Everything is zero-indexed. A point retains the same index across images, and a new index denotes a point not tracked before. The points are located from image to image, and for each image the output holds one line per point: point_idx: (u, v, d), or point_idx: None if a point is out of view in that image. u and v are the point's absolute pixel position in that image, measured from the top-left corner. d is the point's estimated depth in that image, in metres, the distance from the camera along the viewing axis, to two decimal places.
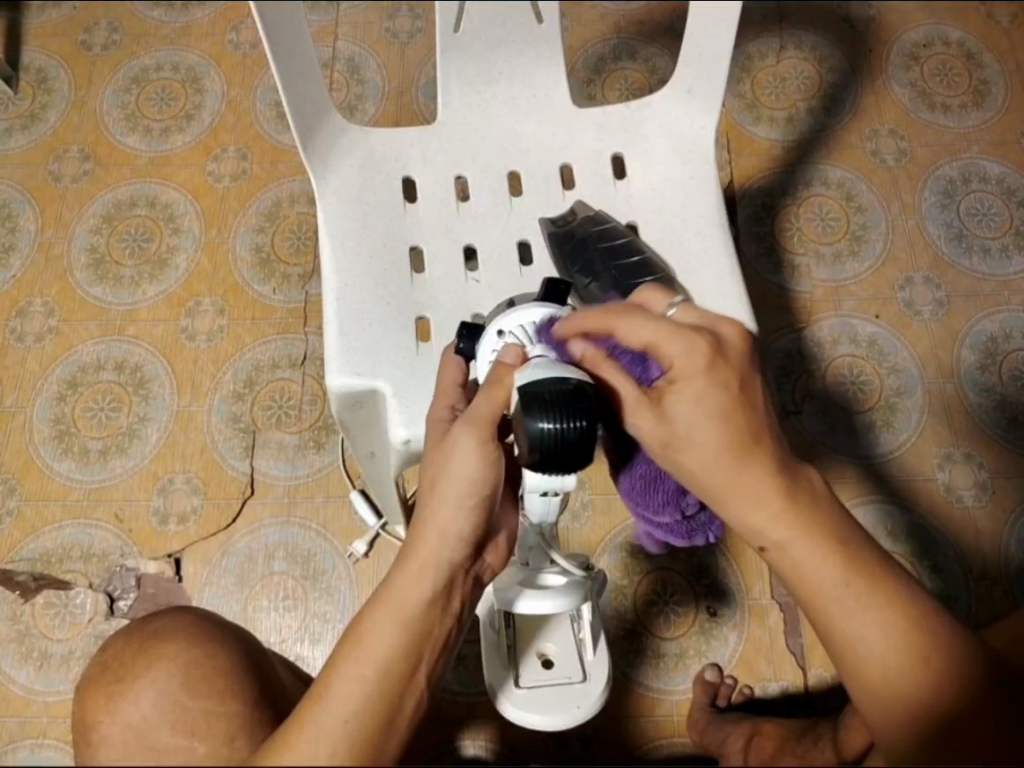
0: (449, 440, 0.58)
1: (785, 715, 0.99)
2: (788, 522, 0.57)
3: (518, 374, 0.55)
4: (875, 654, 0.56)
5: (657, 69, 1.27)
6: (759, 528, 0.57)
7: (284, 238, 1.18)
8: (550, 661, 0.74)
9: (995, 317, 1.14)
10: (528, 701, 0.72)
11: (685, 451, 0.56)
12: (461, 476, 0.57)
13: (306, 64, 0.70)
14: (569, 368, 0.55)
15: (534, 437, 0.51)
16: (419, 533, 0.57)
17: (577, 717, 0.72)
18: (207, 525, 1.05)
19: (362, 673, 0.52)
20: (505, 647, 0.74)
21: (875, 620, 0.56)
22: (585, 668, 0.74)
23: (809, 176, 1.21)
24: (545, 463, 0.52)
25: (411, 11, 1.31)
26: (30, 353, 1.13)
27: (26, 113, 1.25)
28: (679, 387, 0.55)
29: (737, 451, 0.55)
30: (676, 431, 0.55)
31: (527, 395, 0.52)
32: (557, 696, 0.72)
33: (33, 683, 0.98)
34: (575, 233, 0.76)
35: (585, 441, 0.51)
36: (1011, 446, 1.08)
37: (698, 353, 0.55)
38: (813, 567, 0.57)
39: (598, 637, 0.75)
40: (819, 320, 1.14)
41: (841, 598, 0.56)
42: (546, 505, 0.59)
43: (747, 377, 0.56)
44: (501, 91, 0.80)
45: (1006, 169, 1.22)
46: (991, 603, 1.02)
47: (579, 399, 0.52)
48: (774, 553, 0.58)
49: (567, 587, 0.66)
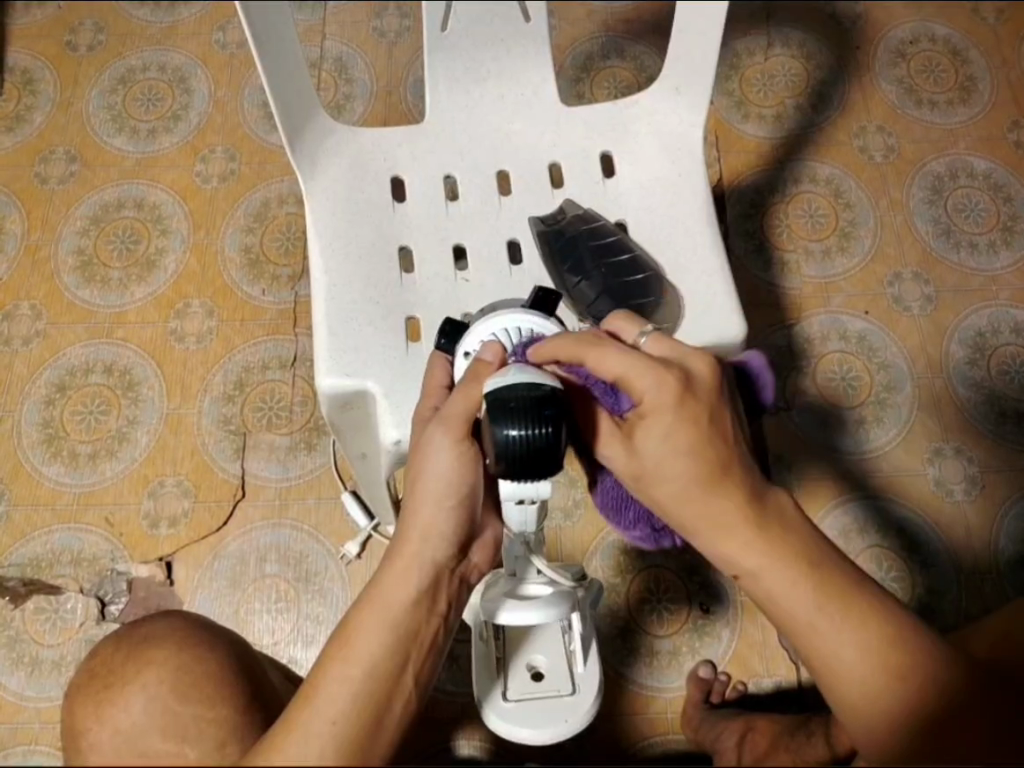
0: (424, 440, 0.58)
1: (778, 711, 0.99)
2: (761, 548, 0.57)
3: (486, 383, 0.55)
4: (858, 671, 0.56)
5: (645, 66, 1.27)
6: (733, 556, 0.57)
7: (273, 239, 1.18)
8: (541, 674, 0.74)
9: (983, 313, 1.14)
10: (519, 714, 0.71)
11: (656, 484, 0.56)
12: (445, 476, 0.57)
13: (292, 63, 0.70)
14: (541, 374, 0.55)
15: (501, 446, 0.52)
16: (402, 534, 0.58)
17: (568, 732, 0.71)
18: (198, 527, 1.05)
19: (349, 673, 0.52)
20: (494, 657, 0.74)
21: (854, 636, 0.56)
22: (574, 680, 0.74)
23: (798, 173, 1.22)
24: (514, 471, 0.53)
25: (398, 10, 1.31)
26: (18, 356, 1.12)
27: (10, 114, 1.24)
28: (648, 424, 0.55)
29: (705, 482, 0.55)
30: (644, 466, 0.56)
31: (494, 403, 0.52)
32: (546, 710, 0.72)
33: (24, 688, 0.97)
34: (565, 231, 0.76)
35: (554, 446, 0.52)
36: (1000, 441, 1.08)
37: (667, 389, 0.54)
38: (786, 593, 0.57)
39: (587, 650, 0.75)
40: (810, 316, 1.14)
41: (817, 621, 0.56)
42: (524, 516, 0.59)
43: (716, 409, 0.56)
44: (490, 90, 0.80)
45: (993, 166, 1.22)
46: (981, 597, 1.02)
47: (545, 406, 0.52)
48: (748, 580, 0.58)
49: (552, 598, 0.65)
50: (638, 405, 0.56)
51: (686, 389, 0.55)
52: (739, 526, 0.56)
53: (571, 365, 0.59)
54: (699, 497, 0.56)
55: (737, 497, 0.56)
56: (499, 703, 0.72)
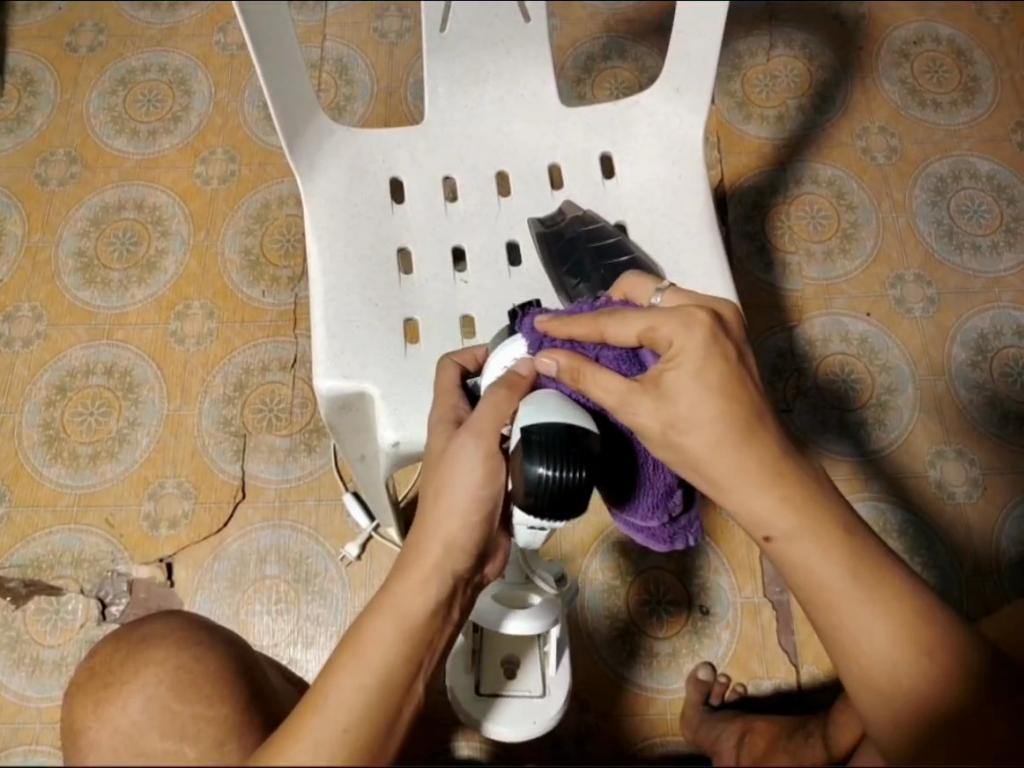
0: (453, 450, 0.58)
1: (779, 713, 0.99)
2: (794, 511, 0.56)
3: (518, 415, 0.55)
4: (879, 647, 0.55)
5: (646, 67, 1.26)
6: (762, 515, 0.57)
7: (273, 240, 1.18)
8: (513, 672, 0.76)
9: (986, 314, 1.14)
10: (489, 711, 0.74)
11: (687, 433, 0.55)
12: (472, 487, 0.57)
13: (291, 64, 0.70)
14: (575, 412, 0.54)
15: (533, 482, 0.51)
16: (424, 540, 0.57)
17: (535, 733, 0.74)
18: (198, 528, 1.05)
19: (362, 681, 0.52)
20: (472, 654, 0.75)
21: (872, 610, 0.55)
22: (545, 683, 0.76)
23: (799, 174, 1.21)
24: (542, 508, 0.53)
25: (399, 11, 1.30)
26: (19, 357, 1.12)
27: (12, 116, 1.24)
28: (679, 364, 0.55)
29: (741, 429, 0.55)
30: (681, 409, 0.55)
31: (520, 440, 0.52)
32: (514, 707, 0.74)
33: (25, 688, 0.98)
34: (564, 234, 0.75)
35: (583, 489, 0.52)
36: (1003, 443, 1.08)
37: (697, 327, 0.55)
38: (816, 559, 0.56)
39: (561, 653, 0.76)
40: (811, 318, 1.14)
41: (845, 587, 0.56)
42: (531, 535, 0.59)
43: (743, 351, 0.57)
44: (489, 91, 0.80)
45: (996, 166, 1.22)
46: (983, 599, 1.02)
47: (574, 443, 0.52)
48: (780, 544, 0.57)
49: (541, 611, 0.67)
50: (666, 352, 0.56)
51: (715, 328, 0.56)
52: (769, 483, 0.56)
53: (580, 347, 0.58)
54: (734, 444, 0.55)
55: (769, 459, 0.56)
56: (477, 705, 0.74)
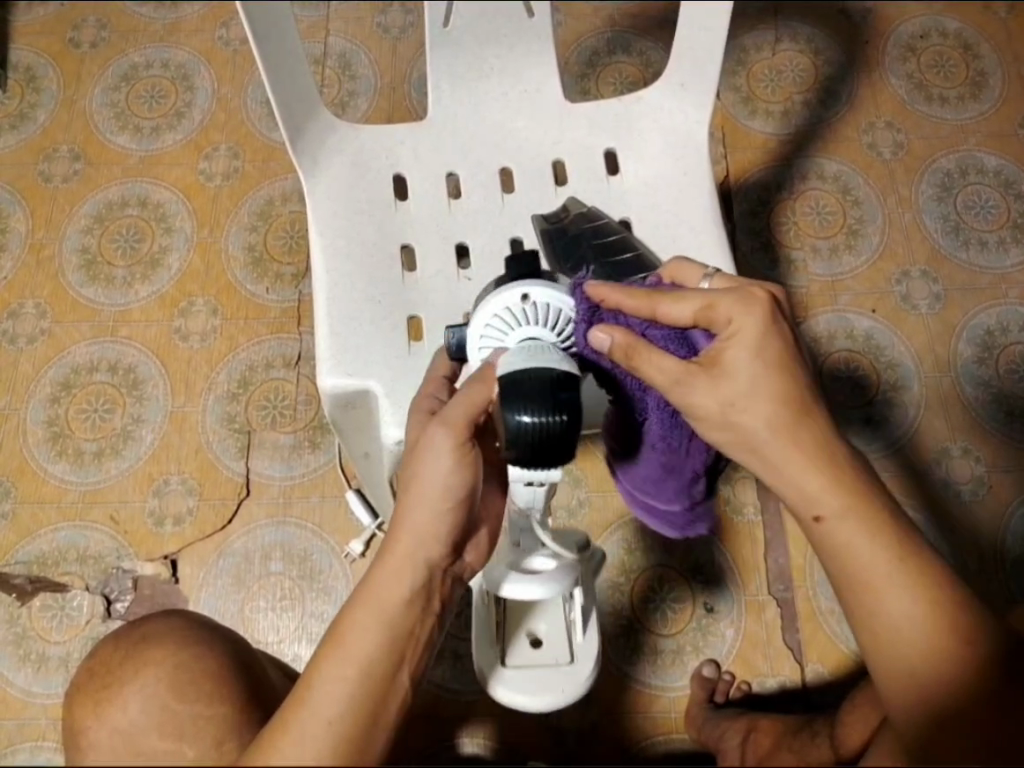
0: (422, 441, 0.58)
1: (784, 711, 0.99)
2: (844, 491, 0.56)
3: (502, 362, 0.55)
4: (914, 637, 0.55)
5: (651, 62, 1.26)
6: (816, 493, 0.56)
7: (276, 237, 1.18)
8: (540, 642, 0.73)
9: (992, 311, 1.13)
10: (515, 679, 0.71)
11: (744, 413, 0.56)
12: (447, 475, 0.57)
13: (292, 60, 0.70)
14: (557, 359, 0.54)
15: (514, 430, 0.51)
16: (396, 531, 0.57)
17: (566, 699, 0.71)
18: (203, 525, 1.05)
19: (345, 674, 0.52)
20: (494, 623, 0.73)
21: (913, 601, 0.55)
22: (574, 650, 0.73)
23: (805, 169, 1.21)
24: (525, 458, 0.52)
25: (402, 6, 1.30)
26: (23, 354, 1.12)
27: (15, 112, 1.23)
28: (736, 340, 0.56)
29: (794, 410, 0.56)
30: (732, 391, 0.56)
31: (510, 384, 0.52)
32: (544, 676, 0.71)
33: (31, 685, 0.98)
34: (568, 230, 0.74)
35: (567, 434, 0.51)
36: (1008, 440, 1.07)
37: (754, 310, 0.56)
38: (865, 547, 0.56)
39: (588, 619, 0.74)
40: (816, 315, 1.13)
41: (892, 574, 0.55)
42: (532, 494, 0.60)
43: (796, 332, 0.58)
44: (493, 87, 0.79)
45: (1003, 162, 1.21)
46: (989, 596, 1.01)
47: (559, 390, 0.52)
48: (831, 522, 0.56)
49: (558, 573, 0.66)
50: (723, 330, 0.57)
51: (773, 311, 0.57)
52: (822, 462, 0.56)
53: (629, 320, 0.59)
54: (788, 425, 0.56)
55: (817, 440, 0.56)
56: (499, 673, 0.71)
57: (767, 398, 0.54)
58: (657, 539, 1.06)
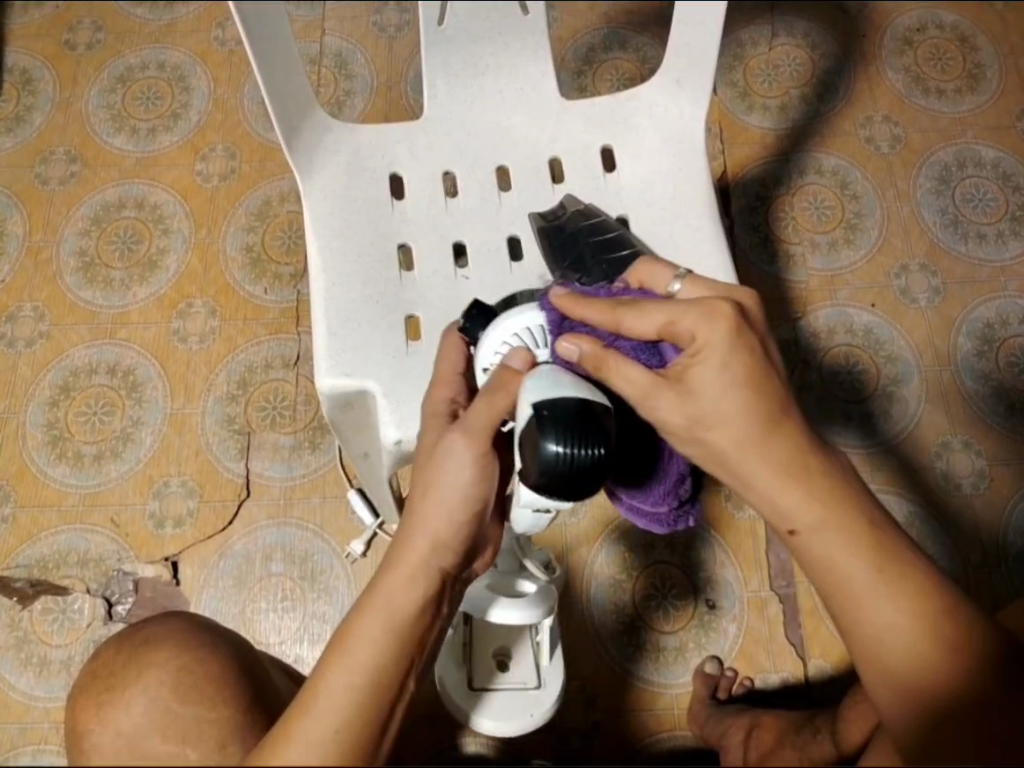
0: (442, 448, 0.57)
1: (786, 707, 0.98)
2: (822, 504, 0.55)
3: (525, 390, 0.54)
4: (900, 644, 0.54)
5: (648, 57, 1.26)
6: (790, 509, 0.56)
7: (274, 237, 1.17)
8: (510, 665, 0.87)
9: (991, 304, 1.13)
10: (488, 707, 0.84)
11: (713, 430, 0.54)
12: (466, 487, 0.57)
13: (287, 60, 0.69)
14: (583, 387, 0.54)
15: (548, 463, 0.51)
16: (408, 539, 0.57)
17: (534, 723, 0.84)
18: (203, 527, 1.05)
19: (353, 682, 0.52)
20: (463, 646, 0.86)
21: (893, 608, 0.55)
22: (540, 674, 0.87)
23: (802, 164, 1.20)
24: (553, 488, 0.52)
25: (398, 4, 1.29)
26: (22, 357, 1.12)
27: (11, 115, 1.23)
28: (703, 360, 0.54)
29: (765, 424, 0.54)
30: (703, 407, 0.54)
31: (540, 417, 0.51)
32: (512, 702, 0.85)
33: (33, 688, 0.98)
34: (566, 228, 0.73)
35: (598, 468, 0.52)
36: (1009, 433, 1.07)
37: (722, 319, 0.54)
38: (843, 556, 0.55)
39: (553, 646, 0.87)
40: (815, 310, 1.13)
41: (870, 584, 0.55)
42: (534, 520, 0.59)
43: (766, 341, 0.56)
44: (489, 84, 0.79)
45: (1001, 154, 1.21)
46: (991, 590, 1.01)
47: (588, 419, 0.51)
48: (805, 536, 0.56)
49: (537, 598, 0.70)
50: (689, 346, 0.54)
51: (739, 321, 0.54)
52: (795, 475, 0.55)
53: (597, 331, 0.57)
54: (758, 442, 0.55)
55: (795, 449, 0.55)
56: (480, 707, 0.84)
57: (768, 392, 0.54)
58: (659, 536, 1.06)
